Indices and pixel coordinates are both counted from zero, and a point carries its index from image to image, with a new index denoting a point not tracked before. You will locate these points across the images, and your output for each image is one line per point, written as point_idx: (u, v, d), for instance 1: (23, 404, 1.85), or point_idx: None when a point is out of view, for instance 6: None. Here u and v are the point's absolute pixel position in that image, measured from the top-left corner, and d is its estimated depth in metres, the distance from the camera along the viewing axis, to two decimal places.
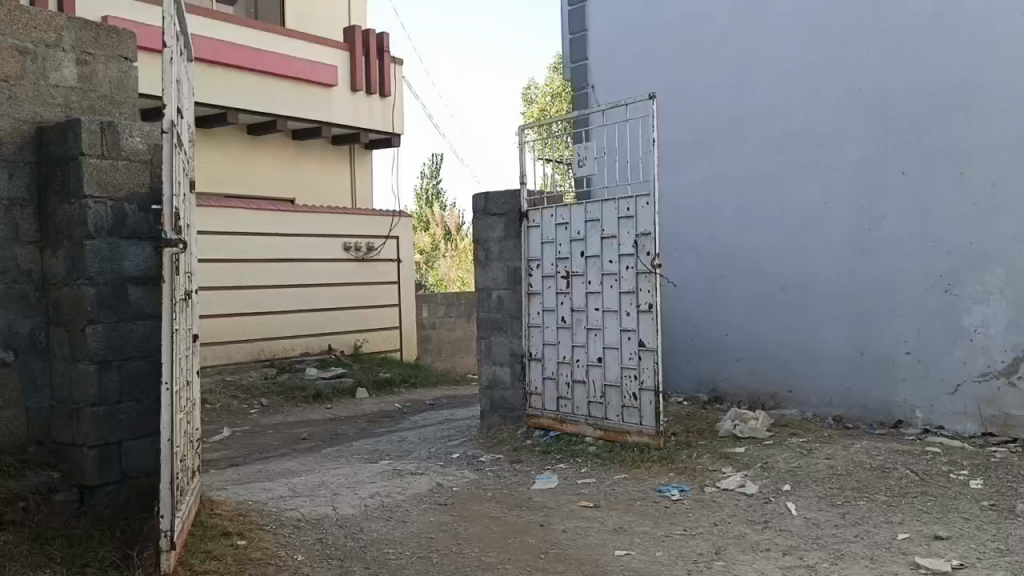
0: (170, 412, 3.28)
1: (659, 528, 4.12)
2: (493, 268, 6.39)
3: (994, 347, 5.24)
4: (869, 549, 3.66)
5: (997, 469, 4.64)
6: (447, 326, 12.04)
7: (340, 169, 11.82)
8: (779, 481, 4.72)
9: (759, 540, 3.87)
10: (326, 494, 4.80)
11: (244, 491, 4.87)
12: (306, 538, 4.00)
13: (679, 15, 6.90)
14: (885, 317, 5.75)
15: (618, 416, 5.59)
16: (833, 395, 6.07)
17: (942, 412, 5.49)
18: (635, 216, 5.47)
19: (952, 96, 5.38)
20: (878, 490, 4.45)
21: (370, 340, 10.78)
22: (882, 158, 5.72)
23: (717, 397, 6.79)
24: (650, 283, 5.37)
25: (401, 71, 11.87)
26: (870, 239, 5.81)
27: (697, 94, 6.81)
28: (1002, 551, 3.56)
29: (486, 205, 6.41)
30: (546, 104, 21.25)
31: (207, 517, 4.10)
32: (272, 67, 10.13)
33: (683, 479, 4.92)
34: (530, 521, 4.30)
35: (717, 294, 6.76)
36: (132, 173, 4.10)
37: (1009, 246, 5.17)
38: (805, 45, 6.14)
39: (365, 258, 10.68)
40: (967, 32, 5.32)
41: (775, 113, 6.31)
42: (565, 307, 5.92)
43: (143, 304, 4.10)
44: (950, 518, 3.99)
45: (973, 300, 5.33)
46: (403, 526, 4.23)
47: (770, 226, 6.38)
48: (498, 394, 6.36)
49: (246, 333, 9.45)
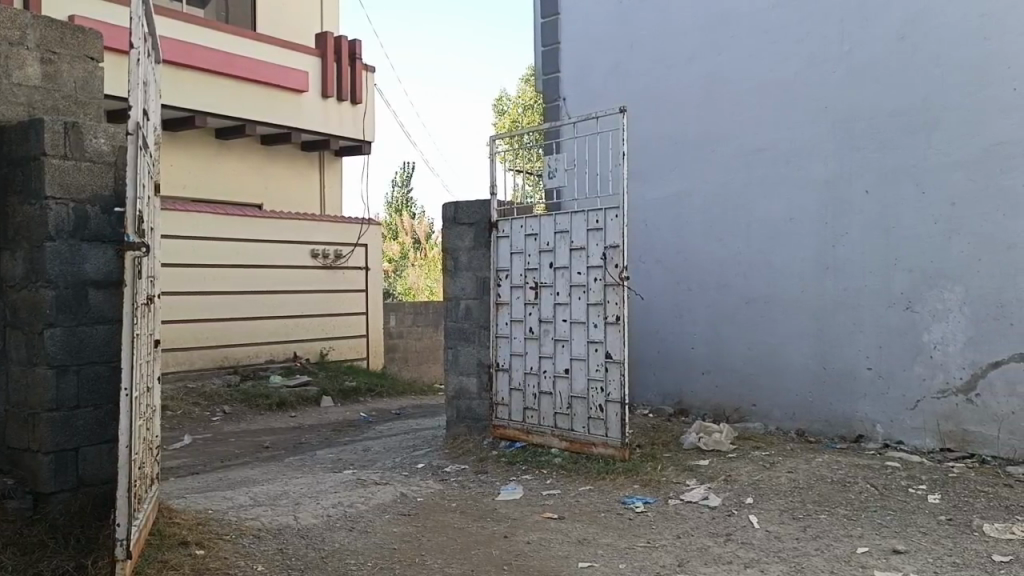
0: (128, 418, 3.22)
1: (622, 540, 4.12)
2: (462, 277, 6.39)
3: (953, 363, 5.32)
4: (829, 562, 3.70)
5: (954, 484, 4.71)
6: (415, 335, 11.98)
7: (309, 177, 11.75)
8: (742, 493, 4.76)
9: (721, 553, 3.88)
10: (288, 504, 4.74)
11: (204, 500, 4.79)
12: (267, 548, 3.95)
13: (651, 30, 6.96)
14: (848, 333, 5.83)
15: (584, 427, 5.60)
16: (796, 409, 6.14)
17: (901, 427, 5.58)
18: (604, 228, 5.49)
19: (915, 116, 5.48)
20: (838, 504, 4.50)
21: (336, 348, 10.70)
22: (847, 176, 5.81)
23: (682, 409, 6.84)
24: (617, 295, 5.39)
25: (372, 79, 11.87)
26: (832, 255, 5.90)
27: (666, 110, 6.89)
28: (958, 565, 3.61)
29: (456, 214, 6.41)
30: (517, 116, 21.32)
31: (165, 525, 4.02)
32: (243, 70, 10.04)
33: (647, 490, 4.95)
34: (494, 533, 4.28)
35: (684, 308, 6.81)
36: (95, 174, 4.03)
37: (968, 265, 5.26)
38: (773, 63, 6.23)
39: (333, 265, 10.61)
40: (929, 55, 5.42)
41: (743, 130, 6.39)
42: (534, 318, 5.92)
43: (104, 309, 4.04)
44: (908, 533, 4.04)
45: (932, 317, 5.42)
46: (366, 537, 4.19)
47: (736, 241, 6.45)
48: (464, 403, 6.36)
49: (209, 338, 9.32)
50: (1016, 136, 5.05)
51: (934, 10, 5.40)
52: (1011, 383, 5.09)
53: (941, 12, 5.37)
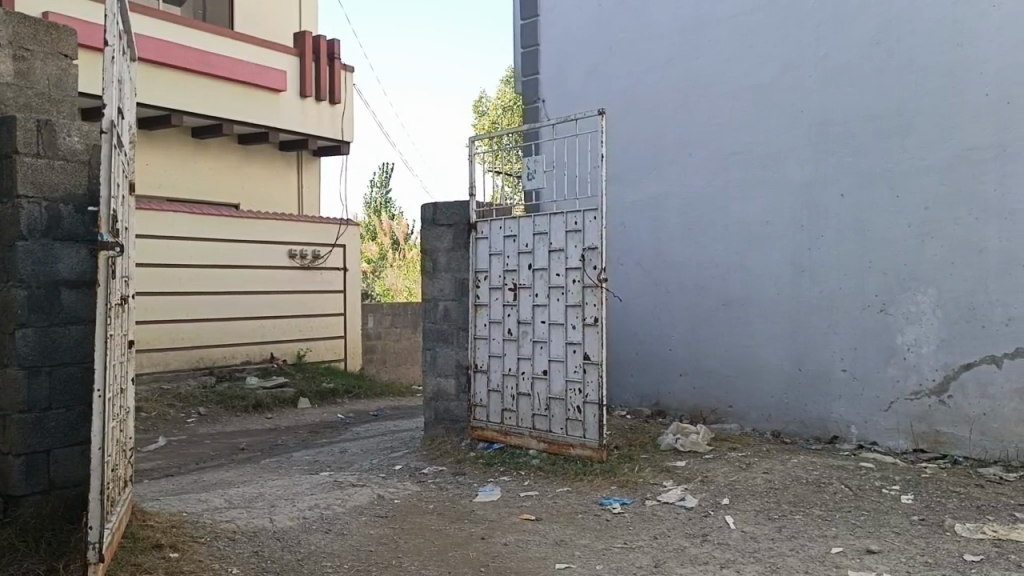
0: (100, 420, 3.18)
1: (599, 541, 4.13)
2: (441, 278, 6.38)
3: (926, 365, 5.39)
4: (804, 563, 3.72)
5: (927, 485, 4.76)
6: (394, 336, 11.94)
7: (286, 177, 11.68)
8: (718, 494, 4.79)
9: (697, 553, 3.91)
10: (264, 506, 4.70)
11: (179, 502, 4.75)
12: (242, 551, 3.92)
13: (631, 33, 6.99)
14: (823, 336, 5.88)
15: (563, 429, 5.60)
16: (772, 410, 6.19)
17: (875, 428, 5.64)
18: (583, 230, 5.50)
19: (890, 121, 5.54)
20: (813, 504, 4.54)
21: (314, 349, 10.64)
22: (823, 180, 5.87)
23: (659, 410, 6.88)
24: (596, 297, 5.39)
25: (351, 79, 11.84)
26: (808, 258, 5.96)
27: (645, 113, 6.92)
28: (930, 564, 3.65)
29: (435, 215, 6.41)
30: (498, 117, 21.32)
31: (139, 528, 3.97)
32: (219, 69, 9.95)
33: (625, 491, 4.96)
34: (472, 534, 4.27)
35: (661, 310, 6.85)
36: (69, 173, 3.99)
37: (941, 269, 5.32)
38: (751, 67, 6.27)
39: (310, 266, 10.55)
40: (904, 61, 5.48)
41: (720, 133, 6.43)
42: (512, 319, 5.92)
43: (77, 309, 3.99)
44: (881, 532, 4.09)
45: (906, 319, 5.48)
46: (342, 539, 4.17)
47: (714, 244, 6.48)
48: (442, 405, 6.35)
49: (185, 339, 9.23)
50: (988, 142, 5.12)
51: (908, 16, 5.47)
52: (982, 384, 5.16)
53: (915, 19, 5.44)
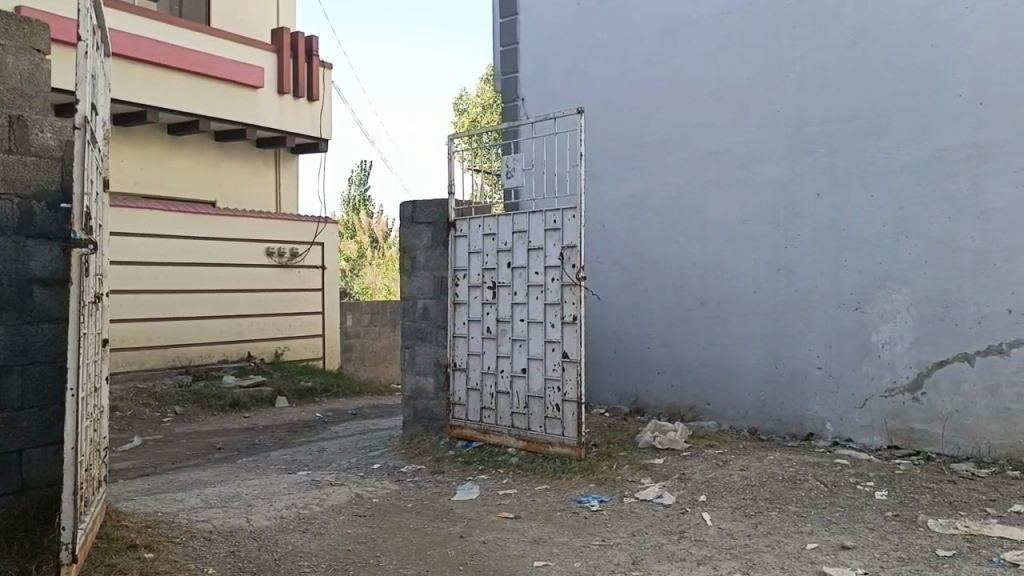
0: (74, 420, 3.14)
1: (577, 539, 4.14)
2: (419, 277, 6.37)
3: (900, 363, 5.45)
4: (779, 559, 3.75)
5: (901, 481, 4.82)
6: (372, 335, 11.89)
7: (264, 175, 11.60)
8: (696, 491, 4.82)
9: (675, 550, 3.93)
10: (240, 506, 4.66)
11: (154, 502, 4.70)
12: (219, 551, 3.89)
13: (609, 32, 7.01)
14: (800, 334, 5.93)
15: (541, 427, 5.61)
16: (749, 408, 6.23)
17: (850, 425, 5.70)
18: (562, 228, 5.51)
19: (865, 122, 5.60)
20: (789, 501, 4.57)
21: (291, 348, 10.58)
22: (799, 180, 5.91)
23: (638, 408, 6.90)
24: (575, 295, 5.40)
25: (329, 76, 11.78)
26: (785, 257, 6.00)
27: (624, 113, 6.94)
28: (904, 560, 3.69)
29: (413, 213, 6.40)
30: (477, 116, 21.33)
31: (113, 529, 3.93)
32: (196, 65, 9.86)
33: (603, 489, 4.98)
34: (449, 533, 4.26)
35: (641, 308, 6.87)
36: (40, 170, 3.92)
37: (915, 268, 5.38)
38: (728, 68, 6.31)
39: (288, 264, 10.49)
40: (879, 62, 5.53)
41: (699, 133, 6.46)
42: (491, 317, 5.92)
43: (49, 308, 3.94)
44: (856, 528, 4.13)
45: (881, 317, 5.54)
46: (319, 539, 4.15)
47: (692, 243, 6.52)
48: (421, 403, 6.34)
49: (160, 338, 9.14)
50: (961, 143, 5.18)
51: (883, 18, 5.52)
52: (955, 382, 5.23)
53: (890, 21, 5.49)
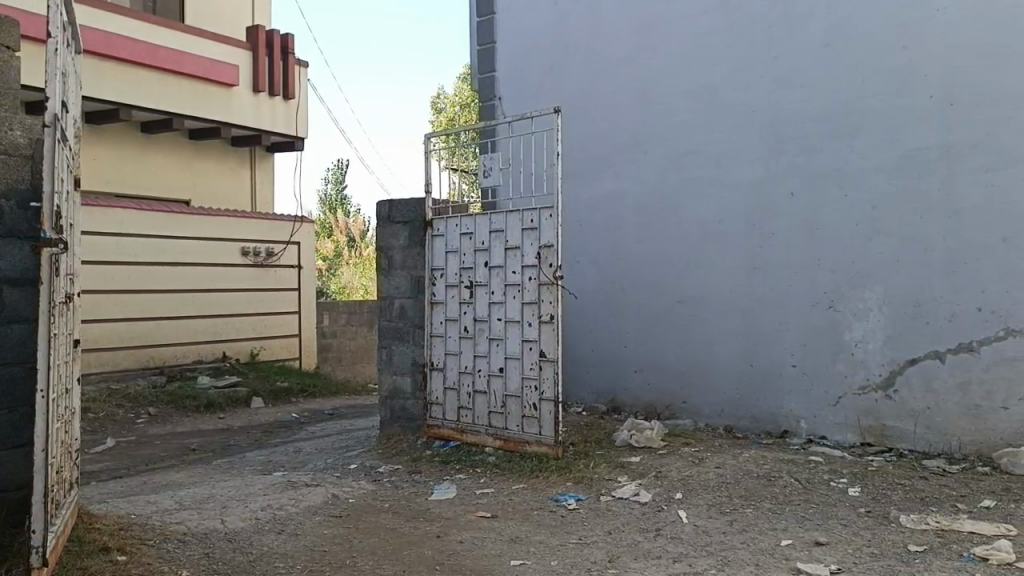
0: (44, 421, 3.09)
1: (554, 538, 4.15)
2: (396, 276, 6.36)
3: (873, 361, 5.51)
4: (754, 556, 3.78)
5: (874, 477, 4.88)
6: (348, 335, 11.83)
7: (239, 174, 11.51)
8: (671, 489, 4.84)
9: (651, 548, 3.95)
10: (214, 507, 4.62)
11: (127, 505, 4.65)
12: (193, 553, 3.85)
13: (586, 31, 7.03)
14: (775, 333, 5.98)
15: (518, 426, 5.61)
16: (725, 406, 6.28)
17: (824, 422, 5.76)
18: (538, 228, 5.51)
19: (838, 122, 5.65)
20: (764, 498, 4.61)
21: (267, 347, 10.51)
22: (774, 179, 5.96)
23: (614, 407, 6.93)
24: (552, 294, 5.41)
25: (305, 74, 11.72)
26: (760, 256, 6.05)
27: (600, 112, 6.97)
28: (876, 555, 3.73)
29: (390, 212, 6.39)
30: (454, 115, 21.28)
31: (84, 532, 3.88)
32: (169, 63, 9.76)
33: (579, 487, 4.99)
34: (426, 532, 4.25)
35: (617, 306, 6.90)
36: (9, 168, 3.87)
37: (888, 267, 5.44)
38: (703, 68, 6.34)
39: (263, 263, 10.42)
40: (852, 63, 5.59)
41: (675, 132, 6.49)
42: (468, 317, 5.92)
43: (19, 308, 3.88)
44: (830, 525, 4.17)
45: (854, 316, 5.60)
46: (295, 540, 4.12)
47: (668, 242, 6.54)
48: (398, 403, 6.33)
49: (133, 338, 9.04)
50: (932, 143, 5.25)
51: (855, 19, 5.58)
52: (926, 380, 5.30)
53: (862, 23, 5.55)
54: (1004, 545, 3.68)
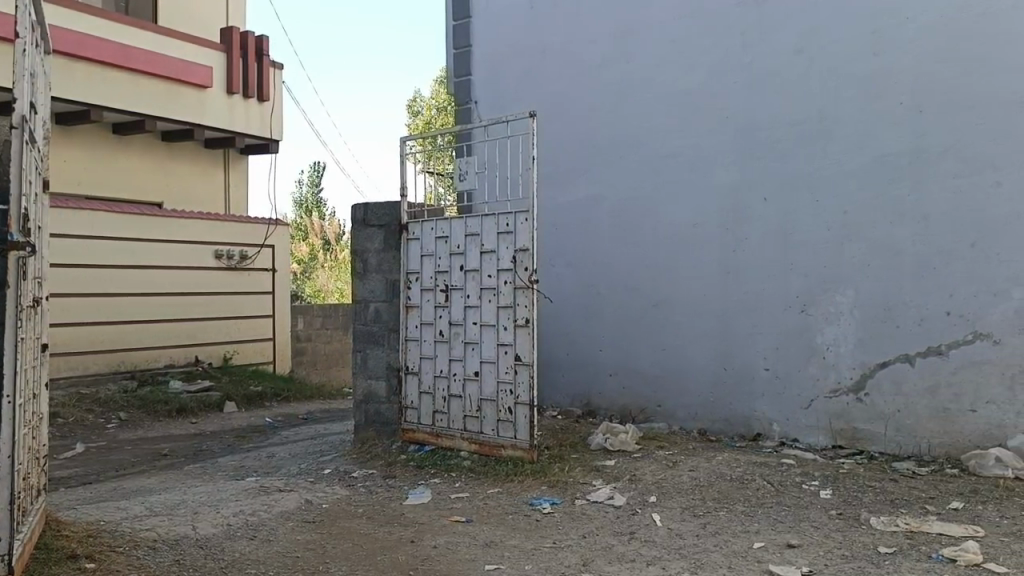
0: (10, 426, 3.05)
1: (528, 542, 4.15)
2: (371, 280, 6.34)
3: (844, 364, 5.57)
4: (727, 558, 3.80)
5: (845, 480, 4.93)
6: (323, 339, 11.76)
7: (213, 176, 11.41)
8: (646, 492, 4.86)
9: (625, 551, 3.96)
10: (186, 513, 4.57)
11: (96, 511, 4.58)
12: (163, 559, 3.81)
13: (562, 36, 7.05)
14: (748, 336, 6.03)
15: (493, 429, 5.60)
16: (698, 409, 6.31)
17: (796, 425, 5.81)
18: (514, 232, 5.52)
19: (810, 127, 5.71)
20: (737, 501, 4.64)
21: (241, 351, 10.42)
22: (748, 184, 6.01)
23: (589, 410, 6.94)
24: (527, 298, 5.42)
25: (280, 76, 11.66)
26: (734, 260, 6.09)
27: (576, 116, 6.99)
28: (847, 557, 3.77)
29: (365, 216, 6.37)
30: (431, 118, 21.23)
31: (53, 539, 3.82)
32: (142, 64, 9.66)
33: (554, 491, 4.99)
34: (400, 537, 4.24)
35: (593, 309, 6.92)
36: None
37: (859, 271, 5.50)
38: (678, 73, 6.38)
39: (237, 266, 10.33)
40: (825, 70, 5.65)
41: (650, 137, 6.52)
42: (444, 320, 5.90)
43: None
44: (801, 527, 4.21)
45: (826, 320, 5.66)
46: (267, 546, 4.09)
47: (643, 246, 6.57)
48: (373, 408, 6.30)
49: (104, 342, 8.93)
50: (903, 149, 5.32)
51: (827, 27, 5.65)
52: (896, 382, 5.36)
53: (834, 30, 5.62)
54: (971, 546, 3.73)
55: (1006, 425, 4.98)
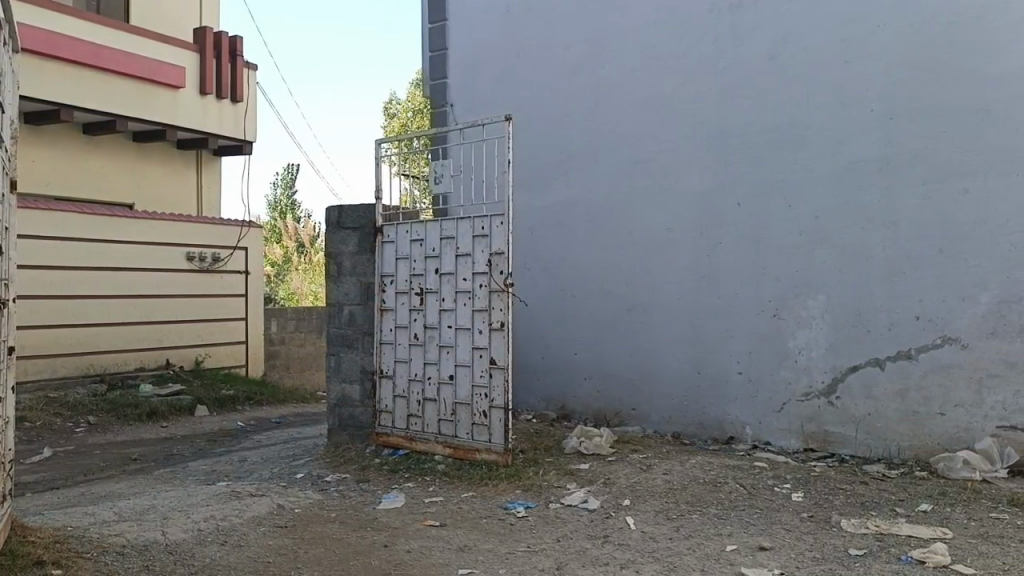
0: None
1: (502, 546, 4.14)
2: (345, 282, 6.31)
3: (815, 368, 5.63)
4: (699, 561, 3.82)
5: (816, 482, 4.98)
6: (297, 342, 11.67)
7: (184, 178, 11.29)
8: (619, 496, 4.87)
9: (599, 555, 3.96)
10: (155, 519, 4.51)
11: (63, 517, 4.51)
12: (132, 565, 3.76)
13: (538, 39, 7.07)
14: (721, 340, 6.07)
15: (468, 433, 5.58)
16: (672, 412, 6.34)
17: (769, 428, 5.86)
18: (490, 235, 5.51)
19: (783, 132, 5.77)
20: (710, 504, 4.67)
21: (213, 354, 10.31)
22: (722, 189, 6.05)
23: (564, 414, 6.95)
24: (502, 301, 5.41)
25: (254, 77, 11.58)
26: (708, 264, 6.12)
27: (552, 119, 7.01)
28: (818, 559, 3.80)
29: (339, 218, 6.34)
30: (407, 120, 21.17)
31: (18, 545, 3.75)
32: (114, 64, 9.55)
33: (528, 495, 4.99)
34: (373, 542, 4.21)
35: (568, 313, 6.93)
36: None
37: (831, 276, 5.56)
38: (653, 78, 6.41)
39: (209, 269, 10.23)
40: (797, 76, 5.72)
41: (625, 141, 6.55)
42: (419, 324, 5.89)
43: None
44: (774, 530, 4.24)
45: (798, 324, 5.71)
46: (238, 551, 4.04)
47: (618, 250, 6.59)
48: (347, 411, 6.27)
49: (73, 345, 8.79)
50: (874, 155, 5.39)
51: (799, 34, 5.71)
52: (866, 385, 5.43)
53: (807, 37, 5.68)
54: (939, 547, 3.78)
55: (973, 428, 5.05)
